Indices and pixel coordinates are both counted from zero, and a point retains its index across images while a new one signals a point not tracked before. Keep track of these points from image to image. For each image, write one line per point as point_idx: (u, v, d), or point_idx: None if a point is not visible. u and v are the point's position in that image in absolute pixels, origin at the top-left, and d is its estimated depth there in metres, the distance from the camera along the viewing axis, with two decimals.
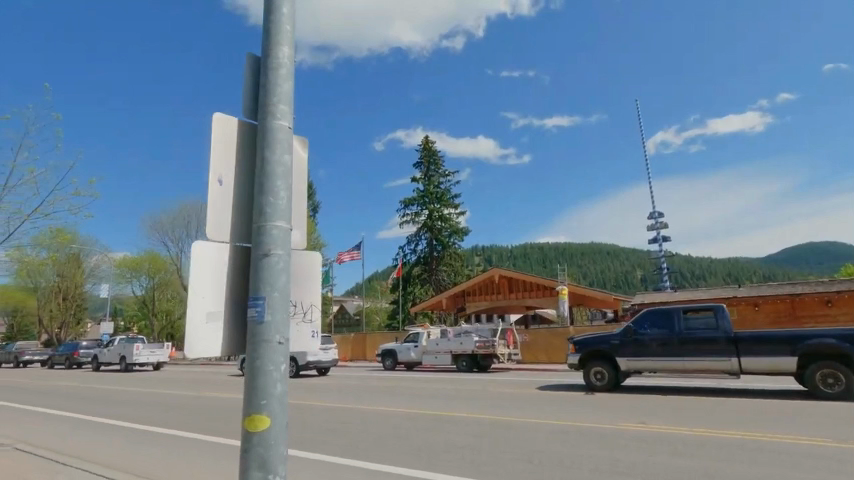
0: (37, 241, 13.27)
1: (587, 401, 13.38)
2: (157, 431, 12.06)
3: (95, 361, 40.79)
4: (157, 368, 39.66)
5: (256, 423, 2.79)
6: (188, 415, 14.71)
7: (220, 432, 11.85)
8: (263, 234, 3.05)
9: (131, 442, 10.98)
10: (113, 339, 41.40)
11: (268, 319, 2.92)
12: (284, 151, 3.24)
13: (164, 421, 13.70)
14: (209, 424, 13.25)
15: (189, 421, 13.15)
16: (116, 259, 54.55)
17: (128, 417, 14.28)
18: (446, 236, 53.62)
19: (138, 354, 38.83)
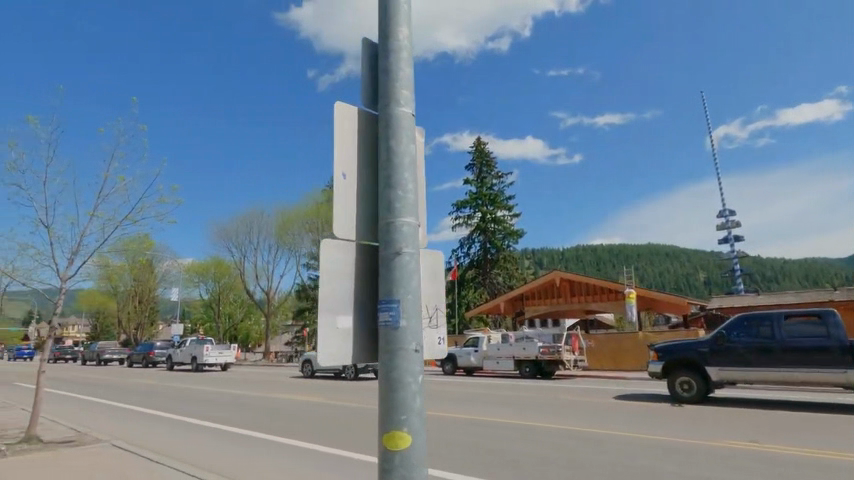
0: (118, 248, 14.09)
1: (674, 413, 12.40)
2: (235, 432, 12.37)
3: (169, 360, 43.28)
4: (224, 368, 41.49)
5: (396, 440, 2.50)
6: (261, 416, 15.05)
7: (295, 435, 11.96)
8: (392, 231, 2.78)
9: (212, 441, 11.29)
10: (185, 339, 43.77)
11: (403, 325, 2.63)
12: (410, 142, 2.98)
13: (238, 421, 14.10)
14: (281, 426, 13.48)
15: (264, 423, 13.40)
16: (185, 264, 57.80)
17: (206, 416, 14.79)
18: (500, 239, 52.74)
19: (207, 355, 40.79)
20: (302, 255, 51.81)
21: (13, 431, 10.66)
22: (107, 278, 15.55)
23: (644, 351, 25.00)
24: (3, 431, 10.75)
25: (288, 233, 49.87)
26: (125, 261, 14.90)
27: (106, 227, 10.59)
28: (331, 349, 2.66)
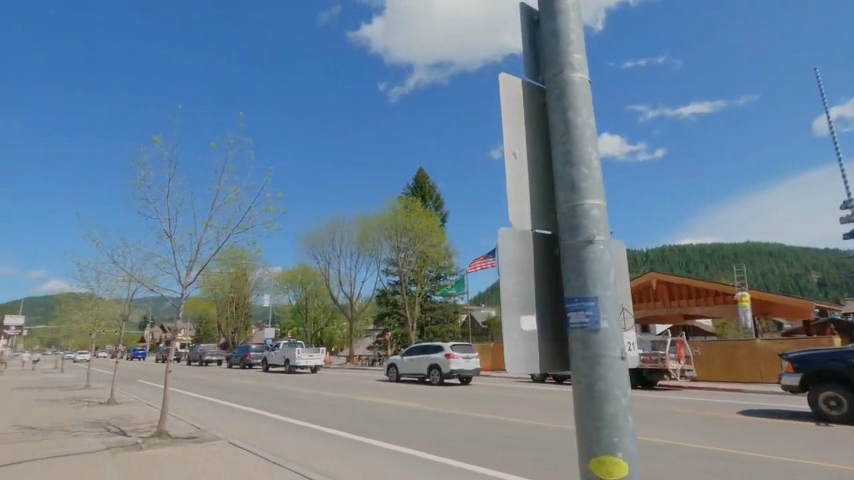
0: (220, 258, 15.14)
1: (822, 434, 10.67)
2: (336, 436, 12.56)
3: (264, 362, 46.15)
4: (314, 371, 43.36)
5: (610, 467, 2.06)
6: (357, 419, 15.28)
7: (394, 441, 11.88)
8: (579, 216, 2.35)
9: (316, 443, 11.54)
10: (277, 342, 46.43)
11: (605, 327, 2.19)
12: (589, 112, 2.54)
13: (336, 423, 14.43)
14: (378, 429, 13.57)
15: (362, 428, 13.52)
16: (275, 273, 61.58)
17: (307, 418, 15.28)
18: None
19: (299, 357, 42.93)
20: (382, 261, 53.00)
21: (146, 425, 11.70)
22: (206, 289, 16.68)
23: (775, 360, 21.80)
24: (137, 424, 11.82)
25: (368, 240, 51.39)
26: (223, 273, 15.95)
27: (221, 236, 11.41)
28: (516, 356, 2.29)
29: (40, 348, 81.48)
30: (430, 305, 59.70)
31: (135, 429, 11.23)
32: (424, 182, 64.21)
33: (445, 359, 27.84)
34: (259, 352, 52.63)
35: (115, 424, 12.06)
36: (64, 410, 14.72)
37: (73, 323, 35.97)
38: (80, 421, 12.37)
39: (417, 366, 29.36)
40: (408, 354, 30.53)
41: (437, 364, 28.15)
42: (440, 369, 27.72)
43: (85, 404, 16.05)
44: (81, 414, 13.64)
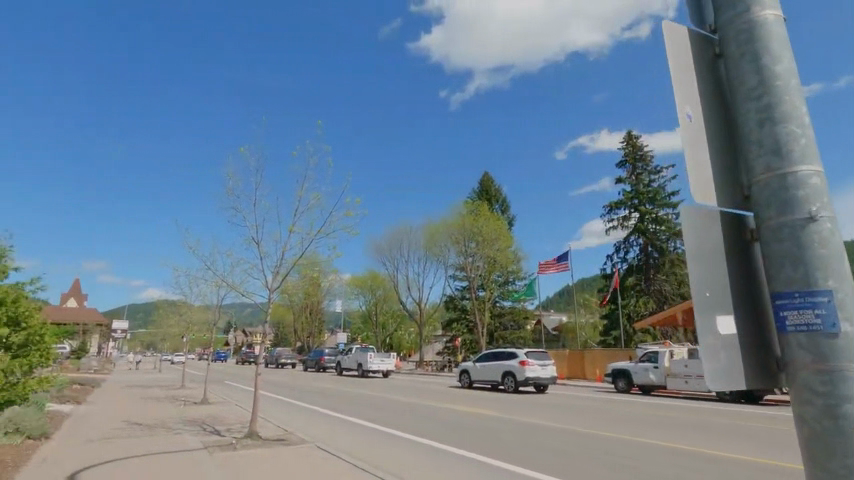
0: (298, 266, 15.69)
1: None
2: (415, 441, 12.33)
3: (338, 366, 47.46)
4: (385, 376, 43.87)
5: None
6: (435, 425, 14.97)
7: (475, 449, 11.42)
8: (789, 185, 1.83)
9: (396, 448, 11.36)
10: (350, 347, 47.53)
11: (847, 330, 1.65)
12: (789, 55, 1.99)
13: (414, 429, 14.22)
14: (458, 436, 13.16)
15: (440, 435, 13.20)
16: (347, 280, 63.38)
17: (385, 423, 15.24)
18: (664, 241, 46.79)
19: (371, 362, 43.66)
20: (450, 267, 52.68)
21: (237, 426, 12.13)
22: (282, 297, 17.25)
23: None
24: (229, 425, 12.29)
25: (436, 246, 51.41)
26: (298, 281, 16.41)
27: (304, 241, 11.66)
28: (713, 365, 1.82)
29: (142, 350, 90.09)
30: (499, 311, 58.39)
31: (227, 429, 11.65)
32: (490, 186, 63.22)
33: (520, 366, 26.87)
34: (333, 356, 54.26)
35: (209, 423, 12.63)
36: (164, 407, 15.83)
37: (169, 327, 39.17)
38: (178, 419, 13.11)
39: (490, 374, 28.61)
40: (481, 360, 29.85)
41: (511, 371, 27.25)
42: (514, 376, 26.82)
43: (182, 403, 17.13)
44: (180, 412, 14.50)
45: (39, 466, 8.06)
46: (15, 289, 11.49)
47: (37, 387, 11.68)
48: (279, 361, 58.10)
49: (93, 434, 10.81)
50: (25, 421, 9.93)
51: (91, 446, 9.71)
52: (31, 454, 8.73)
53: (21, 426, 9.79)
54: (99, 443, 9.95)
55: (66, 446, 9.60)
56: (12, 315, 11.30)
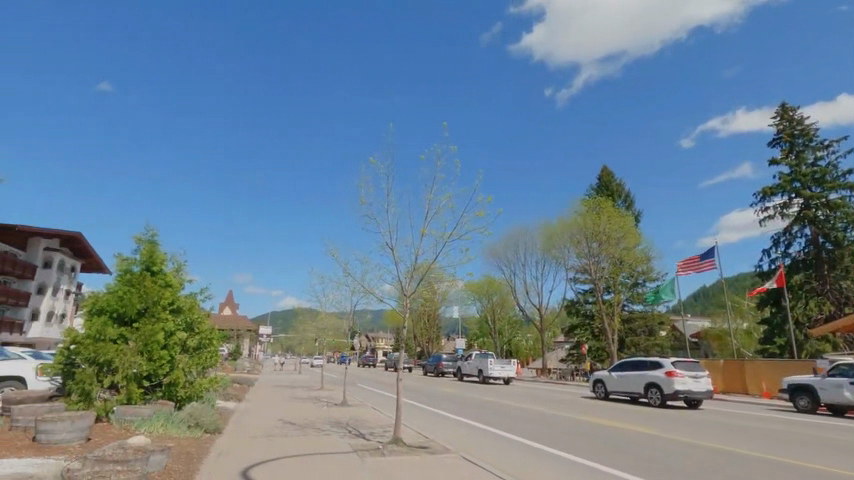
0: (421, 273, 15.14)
1: None
2: (560, 453, 11.38)
3: (459, 372, 47.35)
4: (508, 382, 42.63)
5: None
6: (576, 437, 13.79)
7: (629, 465, 10.13)
8: None
9: (539, 460, 10.53)
10: (470, 353, 47.17)
11: None
12: None
13: (553, 440, 13.23)
14: (605, 450, 11.90)
15: (585, 447, 12.04)
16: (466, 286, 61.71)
17: (520, 432, 14.44)
18: (842, 230, 38.59)
19: (492, 368, 42.73)
20: (571, 269, 49.80)
21: (379, 430, 12.32)
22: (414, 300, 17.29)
23: None
24: (373, 428, 12.56)
25: (555, 248, 48.90)
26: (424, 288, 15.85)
27: (437, 244, 10.77)
28: None
29: (282, 353, 99.99)
30: (628, 316, 53.54)
31: (371, 433, 11.85)
32: (610, 181, 58.62)
33: (667, 378, 23.90)
34: (451, 362, 54.40)
35: (353, 425, 13.03)
36: (310, 408, 16.91)
37: (306, 333, 42.55)
38: (325, 420, 13.77)
39: (630, 385, 25.98)
40: (618, 370, 27.31)
41: (656, 383, 24.40)
42: (661, 389, 23.97)
43: (325, 404, 18.17)
44: (325, 413, 15.28)
45: (216, 459, 8.79)
46: (190, 299, 13.00)
47: (209, 386, 13.09)
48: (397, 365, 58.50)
49: (257, 431, 11.71)
50: (203, 417, 11.03)
51: (256, 442, 10.47)
52: (209, 447, 9.60)
53: (200, 421, 10.90)
54: (262, 440, 10.71)
55: (236, 441, 10.48)
56: (189, 321, 12.77)
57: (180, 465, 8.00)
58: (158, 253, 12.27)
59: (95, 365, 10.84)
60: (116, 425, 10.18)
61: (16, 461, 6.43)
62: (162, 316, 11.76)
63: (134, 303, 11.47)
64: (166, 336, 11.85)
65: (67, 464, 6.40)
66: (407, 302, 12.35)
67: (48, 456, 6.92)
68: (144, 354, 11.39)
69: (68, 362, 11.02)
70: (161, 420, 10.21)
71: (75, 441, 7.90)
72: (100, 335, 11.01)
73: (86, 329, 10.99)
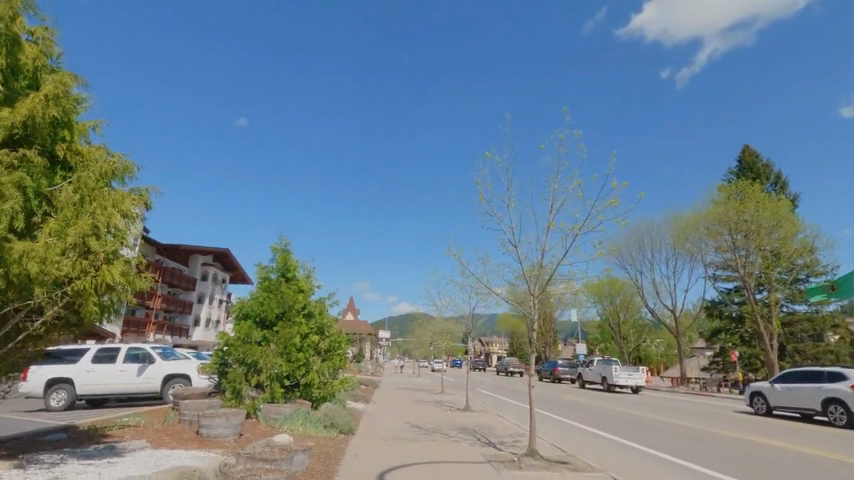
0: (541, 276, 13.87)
1: None
2: (727, 471, 9.59)
3: (580, 379, 44.23)
4: (637, 391, 38.65)
5: None
6: (743, 454, 11.62)
7: None
8: None
9: None
10: (592, 359, 43.87)
11: None
12: None
13: (714, 456, 11.31)
14: (788, 470, 9.77)
15: (761, 467, 10.02)
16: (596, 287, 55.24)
17: (668, 445, 12.64)
18: None
19: (618, 376, 38.88)
20: (710, 265, 43.92)
21: (509, 439, 11.55)
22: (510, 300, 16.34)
23: None
24: (502, 437, 11.87)
25: (688, 242, 43.52)
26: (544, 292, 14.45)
27: (566, 238, 9.61)
28: None
29: (400, 357, 103.86)
30: (788, 318, 45.43)
31: (502, 442, 11.13)
32: (755, 162, 50.62)
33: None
34: (569, 368, 51.22)
35: (481, 433, 12.44)
36: (433, 411, 16.76)
37: (422, 337, 43.27)
38: (451, 425, 13.39)
39: (801, 400, 21.69)
40: (784, 382, 22.97)
41: (838, 398, 20.00)
42: (846, 407, 19.58)
43: (448, 408, 17.93)
44: (448, 418, 14.94)
45: (352, 460, 8.86)
46: (320, 304, 13.64)
47: (341, 386, 13.63)
48: (510, 369, 56.80)
49: (387, 434, 11.75)
50: (337, 417, 11.37)
51: (387, 445, 10.43)
52: (345, 448, 9.79)
53: (336, 421, 11.23)
54: (392, 444, 10.64)
55: (368, 443, 10.54)
56: (319, 325, 13.34)
57: (321, 465, 8.17)
58: (291, 261, 13.06)
59: (244, 365, 11.74)
60: (263, 421, 10.87)
61: (183, 452, 7.00)
62: (297, 320, 12.49)
63: (272, 308, 12.28)
64: (302, 339, 12.57)
65: (223, 458, 6.76)
66: (536, 311, 11.33)
67: (208, 450, 7.46)
68: (283, 356, 12.14)
69: (222, 362, 12.11)
70: (301, 419, 10.72)
71: (230, 436, 8.49)
72: (246, 337, 11.94)
73: (236, 332, 11.96)
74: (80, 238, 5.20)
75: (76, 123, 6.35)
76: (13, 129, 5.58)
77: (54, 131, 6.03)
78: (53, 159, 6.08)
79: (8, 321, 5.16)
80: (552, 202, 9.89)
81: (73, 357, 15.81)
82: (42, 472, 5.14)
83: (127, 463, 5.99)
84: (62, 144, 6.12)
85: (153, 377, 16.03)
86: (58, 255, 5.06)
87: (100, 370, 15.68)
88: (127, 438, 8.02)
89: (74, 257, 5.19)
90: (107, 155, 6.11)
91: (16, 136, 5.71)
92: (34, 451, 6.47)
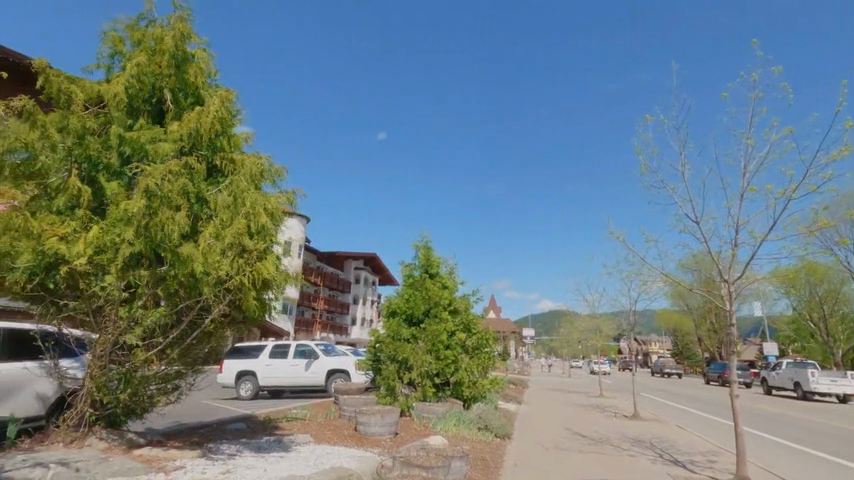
0: (693, 271, 10.93)
1: None
2: None
3: (765, 384, 36.58)
4: (847, 401, 30.63)
5: None
6: None
7: None
8: None
9: None
10: (779, 362, 35.88)
11: None
12: None
13: None
14: None
15: None
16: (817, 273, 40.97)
17: None
18: None
19: (817, 382, 30.92)
20: None
21: (702, 459, 9.42)
22: (673, 288, 14.07)
23: None
24: (691, 455, 9.79)
25: None
26: (701, 284, 11.41)
27: (773, 204, 6.79)
28: None
29: (547, 355, 99.99)
30: None
31: (692, 461, 9.14)
32: None
33: None
34: (744, 372, 43.07)
35: (661, 447, 10.52)
36: (594, 417, 15.07)
37: (569, 335, 40.50)
38: (621, 436, 11.64)
39: None
40: None
41: None
42: None
43: (611, 414, 16.00)
44: (614, 426, 13.10)
45: (513, 469, 8.05)
46: (466, 300, 13.15)
47: (491, 386, 12.99)
48: (666, 371, 50.20)
49: (546, 441, 10.66)
50: (491, 420, 10.66)
51: (548, 455, 9.29)
52: (503, 455, 8.99)
53: (490, 424, 10.55)
54: (554, 453, 9.46)
55: (526, 451, 9.57)
56: (465, 322, 12.84)
57: (479, 474, 7.45)
58: (434, 257, 12.79)
59: (396, 362, 11.69)
60: (416, 420, 10.65)
61: (342, 451, 6.91)
62: (444, 317, 12.14)
63: (419, 305, 12.15)
64: (449, 336, 12.22)
65: (380, 461, 6.48)
66: (731, 303, 9.06)
67: (366, 450, 7.32)
68: (432, 353, 11.87)
69: (375, 359, 12.27)
70: (454, 420, 10.23)
71: (386, 435, 8.36)
72: (396, 335, 11.95)
73: (387, 329, 12.07)
74: (238, 237, 5.31)
75: (232, 132, 6.64)
76: (181, 141, 5.97)
77: (215, 141, 6.36)
78: (212, 168, 6.40)
79: (185, 318, 5.49)
80: (744, 165, 7.75)
81: (255, 352, 17.90)
82: (219, 464, 5.27)
83: (291, 459, 6.00)
84: (221, 153, 6.43)
85: (318, 371, 17.41)
86: (218, 256, 5.18)
87: (275, 364, 17.49)
88: (295, 432, 8.38)
89: (232, 257, 5.30)
90: (256, 160, 6.29)
91: (183, 148, 6.09)
92: (218, 440, 6.96)
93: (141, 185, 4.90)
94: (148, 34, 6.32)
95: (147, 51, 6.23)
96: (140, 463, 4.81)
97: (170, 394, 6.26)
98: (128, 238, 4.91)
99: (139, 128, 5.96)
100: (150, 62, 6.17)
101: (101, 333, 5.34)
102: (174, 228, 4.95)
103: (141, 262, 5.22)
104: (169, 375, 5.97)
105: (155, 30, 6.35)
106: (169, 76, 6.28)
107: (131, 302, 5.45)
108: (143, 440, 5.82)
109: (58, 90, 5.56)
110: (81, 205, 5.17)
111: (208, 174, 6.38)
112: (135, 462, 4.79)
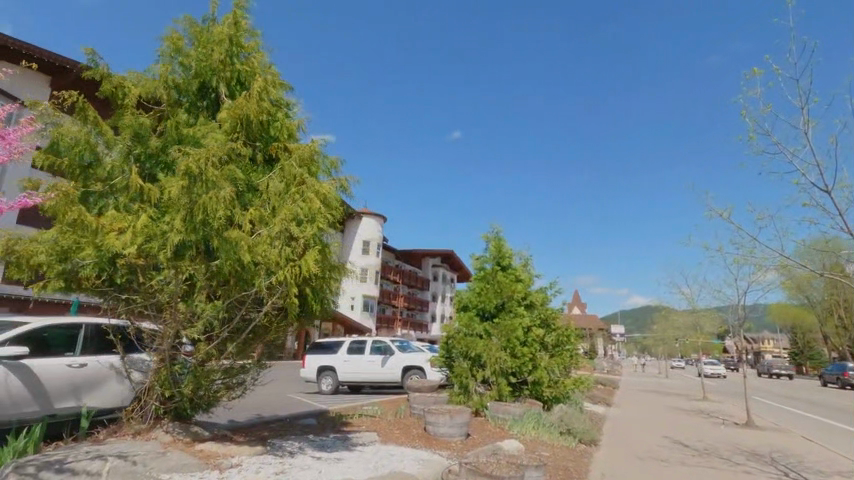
0: (816, 254, 9.13)
1: None
2: None
3: None
4: None
5: None
6: None
7: None
8: None
9: None
10: None
11: None
12: None
13: None
14: None
15: None
16: None
17: None
18: None
19: None
20: None
21: None
22: (790, 276, 11.96)
23: None
24: (826, 475, 8.11)
25: None
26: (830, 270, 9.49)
27: None
28: None
29: (639, 354, 93.49)
30: None
31: None
32: None
33: None
34: None
35: (784, 462, 8.89)
36: (697, 423, 13.36)
37: (664, 332, 37.13)
38: (733, 447, 10.06)
39: None
40: None
41: None
42: None
43: (717, 420, 14.13)
44: (723, 435, 11.43)
45: None
46: (543, 294, 12.24)
47: (575, 387, 11.94)
48: (777, 371, 44.52)
49: (639, 449, 9.48)
50: (574, 424, 9.69)
51: (643, 466, 8.14)
52: (589, 464, 8.05)
53: (573, 428, 9.59)
54: (650, 465, 8.28)
55: (617, 460, 8.49)
56: (542, 317, 11.95)
57: None
58: (506, 249, 12.01)
59: (468, 360, 11.12)
60: (491, 422, 9.97)
61: (408, 453, 6.47)
62: (518, 310, 11.34)
63: (491, 299, 11.47)
64: (525, 332, 11.37)
65: (448, 466, 5.96)
66: None
67: (434, 452, 6.85)
68: (508, 350, 11.05)
69: (447, 355, 11.75)
70: (532, 422, 9.44)
71: (457, 436, 7.82)
72: (468, 330, 11.36)
73: (458, 324, 11.52)
74: (286, 223, 5.18)
75: (286, 119, 6.47)
76: (234, 130, 5.90)
77: (268, 131, 6.24)
78: (267, 158, 6.29)
79: (240, 310, 5.40)
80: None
81: (333, 348, 18.26)
82: (275, 463, 5.05)
83: (351, 461, 5.68)
84: (275, 143, 6.29)
85: (394, 368, 17.36)
86: (266, 245, 5.08)
87: (352, 360, 17.70)
88: (364, 429, 8.14)
89: (280, 245, 5.15)
90: (310, 146, 6.10)
91: (235, 135, 5.98)
92: (285, 437, 6.86)
93: (184, 167, 4.87)
94: (203, 30, 6.23)
95: (203, 40, 6.21)
96: (198, 459, 4.71)
97: (235, 390, 6.22)
98: (178, 227, 4.89)
99: (190, 123, 5.92)
100: (205, 56, 6.15)
101: (162, 326, 5.39)
102: (218, 206, 4.86)
103: (193, 255, 5.13)
104: (232, 369, 5.94)
105: (212, 25, 6.29)
106: (223, 69, 6.19)
107: (189, 295, 5.40)
108: (208, 434, 5.83)
109: (113, 88, 5.70)
110: (140, 198, 5.06)
111: (263, 163, 6.25)
112: (193, 458, 4.70)
